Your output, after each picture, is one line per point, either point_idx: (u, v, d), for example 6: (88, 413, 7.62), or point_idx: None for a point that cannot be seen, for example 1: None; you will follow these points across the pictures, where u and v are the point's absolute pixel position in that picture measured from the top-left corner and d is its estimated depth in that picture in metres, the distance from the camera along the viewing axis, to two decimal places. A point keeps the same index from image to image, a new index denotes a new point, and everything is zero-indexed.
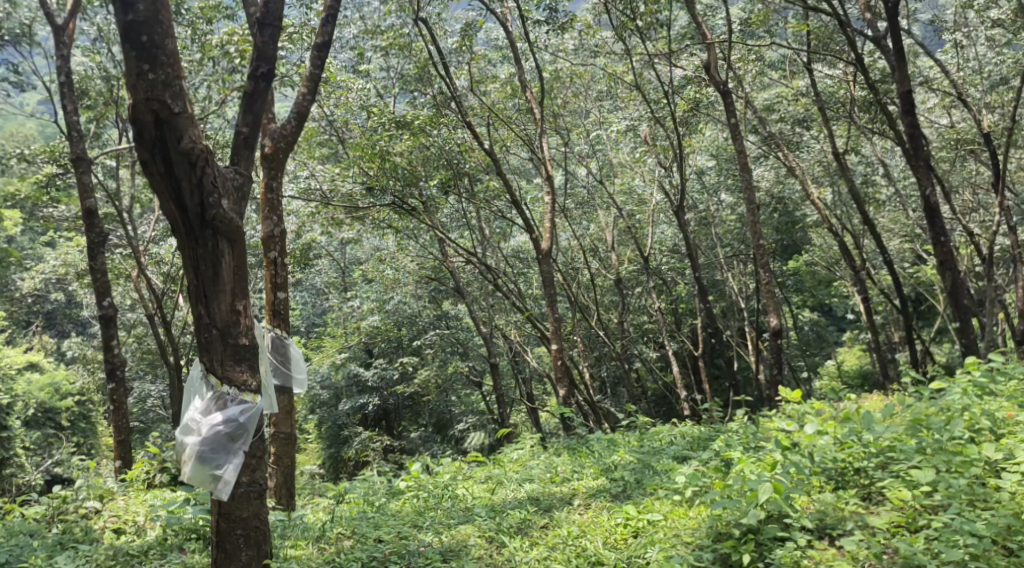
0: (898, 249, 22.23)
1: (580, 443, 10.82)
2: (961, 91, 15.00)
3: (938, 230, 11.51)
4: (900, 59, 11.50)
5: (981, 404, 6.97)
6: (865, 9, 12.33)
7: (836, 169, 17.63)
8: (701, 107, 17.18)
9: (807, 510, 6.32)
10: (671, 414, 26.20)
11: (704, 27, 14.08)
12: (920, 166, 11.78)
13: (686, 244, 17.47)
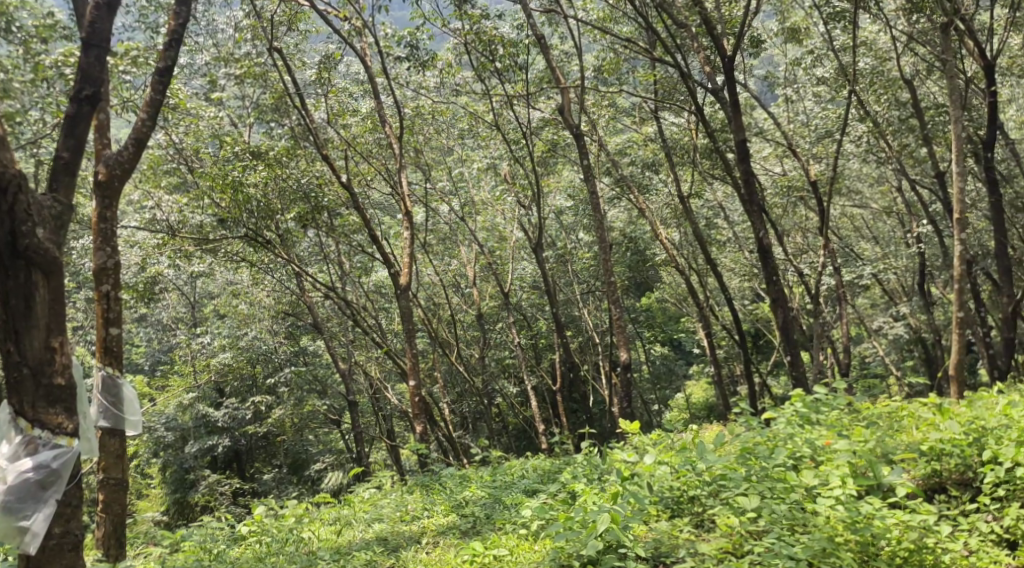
0: (740, 287, 23.47)
1: (433, 480, 10.72)
2: (792, 142, 16.07)
3: (771, 270, 12.22)
4: (736, 109, 12.20)
5: (804, 432, 7.40)
6: (706, 62, 13.02)
7: (683, 212, 18.47)
8: (557, 148, 17.61)
9: (644, 540, 6.52)
10: (529, 449, 26.44)
11: (559, 71, 14.47)
12: (754, 211, 12.48)
13: (544, 281, 17.75)
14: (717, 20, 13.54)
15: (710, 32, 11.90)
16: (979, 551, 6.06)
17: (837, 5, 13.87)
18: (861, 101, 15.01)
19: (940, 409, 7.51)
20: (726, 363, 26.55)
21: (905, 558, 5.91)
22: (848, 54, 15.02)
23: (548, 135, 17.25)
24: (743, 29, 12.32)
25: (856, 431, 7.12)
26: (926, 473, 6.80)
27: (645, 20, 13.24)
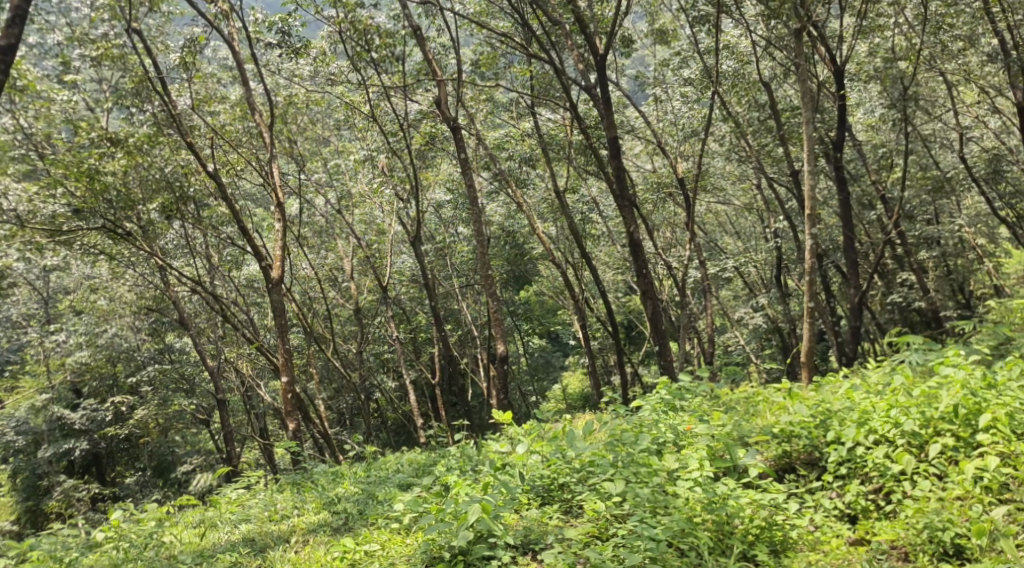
0: (613, 280, 24.06)
1: (305, 478, 10.49)
2: (660, 140, 16.56)
3: (641, 264, 12.58)
4: (607, 106, 12.49)
5: (668, 418, 7.69)
6: (579, 60, 13.24)
7: (559, 206, 18.75)
8: (435, 140, 17.51)
9: (514, 528, 6.63)
10: (407, 443, 26.29)
11: (435, 63, 14.37)
12: (625, 205, 12.80)
13: (422, 275, 17.63)
14: (590, 18, 13.77)
15: (583, 30, 12.10)
16: (824, 527, 6.43)
17: (702, 8, 14.38)
18: (723, 102, 15.66)
19: (791, 393, 7.93)
20: (601, 355, 27.20)
21: (757, 535, 6.26)
22: (713, 56, 15.65)
23: (426, 128, 17.17)
24: (615, 28, 12.58)
25: (715, 416, 7.47)
26: (778, 454, 7.20)
27: (520, 16, 13.32)
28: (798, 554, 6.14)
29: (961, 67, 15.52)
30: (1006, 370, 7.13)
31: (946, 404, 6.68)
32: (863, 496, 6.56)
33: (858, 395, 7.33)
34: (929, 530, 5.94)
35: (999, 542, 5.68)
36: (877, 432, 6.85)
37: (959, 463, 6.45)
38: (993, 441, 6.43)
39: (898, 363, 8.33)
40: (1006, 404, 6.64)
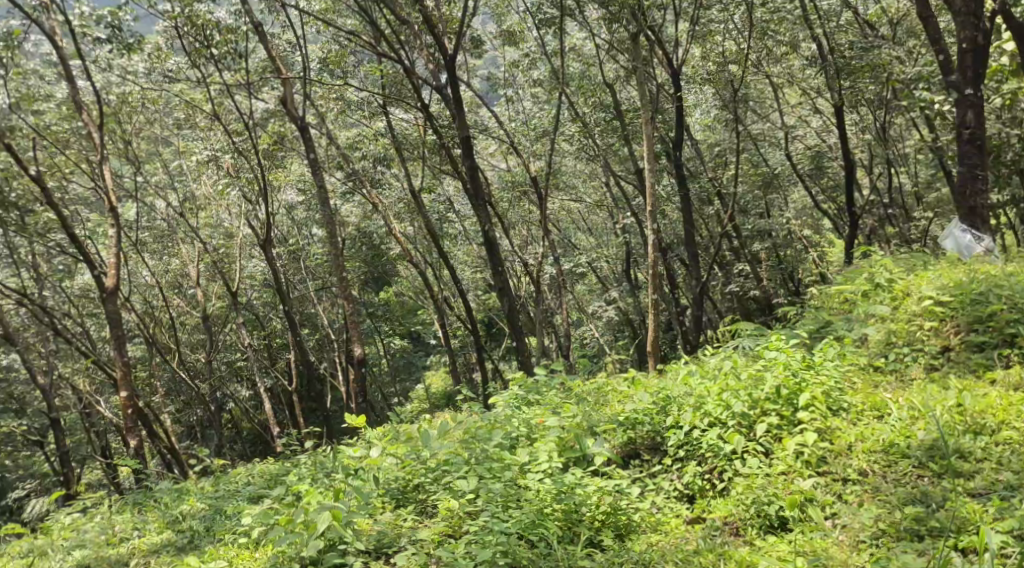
0: (471, 279, 24.16)
1: (148, 496, 9.97)
2: (512, 139, 16.75)
3: (496, 262, 12.69)
4: (458, 107, 12.51)
5: (521, 412, 7.88)
6: (429, 61, 13.19)
7: (414, 206, 18.64)
8: (283, 140, 17.02)
9: (367, 533, 6.54)
10: (265, 453, 25.50)
11: (281, 61, 13.95)
12: (480, 205, 12.88)
13: (274, 279, 17.06)
14: (437, 18, 13.76)
15: (431, 31, 12.04)
16: (664, 508, 6.67)
17: (547, 11, 14.65)
18: (571, 102, 16.04)
19: (635, 382, 8.26)
20: (461, 353, 27.26)
21: (603, 521, 6.44)
22: (558, 59, 16.02)
23: (274, 127, 16.69)
24: (463, 29, 12.61)
25: (564, 408, 7.69)
26: (624, 441, 7.48)
27: (367, 14, 13.10)
28: (640, 537, 6.33)
29: (785, 70, 16.57)
30: (823, 353, 7.69)
31: (771, 385, 7.13)
32: (699, 476, 6.85)
33: (695, 380, 7.73)
34: (756, 505, 6.24)
35: (814, 512, 5.98)
36: (712, 414, 7.20)
37: (783, 440, 6.85)
38: (812, 418, 6.87)
39: (733, 349, 8.84)
40: (823, 383, 7.16)
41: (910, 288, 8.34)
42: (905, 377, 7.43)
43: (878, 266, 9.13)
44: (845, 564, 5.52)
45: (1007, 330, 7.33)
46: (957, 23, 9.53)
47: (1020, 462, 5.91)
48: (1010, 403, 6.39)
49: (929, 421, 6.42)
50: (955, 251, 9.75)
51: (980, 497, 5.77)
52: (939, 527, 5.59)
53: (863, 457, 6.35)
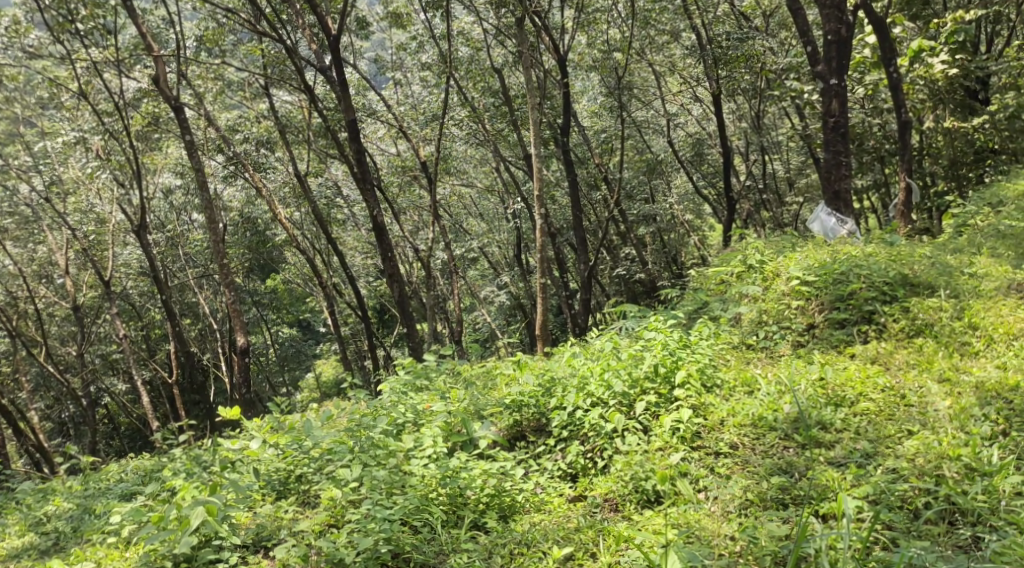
0: (361, 265, 23.80)
1: (11, 498, 9.41)
2: (401, 123, 16.56)
3: (384, 247, 12.52)
4: (344, 89, 12.24)
5: (408, 396, 7.85)
6: (312, 41, 12.84)
7: (300, 191, 18.18)
8: (158, 122, 16.28)
9: (245, 527, 6.39)
10: (145, 448, 24.50)
11: (153, 38, 13.30)
12: (367, 189, 12.67)
13: (151, 266, 16.33)
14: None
15: (314, 11, 11.74)
16: (548, 488, 6.76)
17: None
18: (459, 87, 15.99)
19: (521, 364, 8.35)
20: (352, 341, 26.84)
21: (487, 504, 6.49)
22: (446, 43, 15.90)
23: (147, 108, 15.94)
24: (347, 9, 12.33)
25: (450, 392, 7.69)
26: (510, 423, 7.55)
27: None
28: (523, 517, 6.40)
29: (667, 60, 16.99)
30: (699, 332, 7.96)
31: (649, 363, 7.35)
32: (581, 455, 6.97)
33: (578, 361, 7.88)
34: (634, 481, 6.40)
35: (686, 486, 6.16)
36: (594, 394, 7.34)
37: (660, 416, 7.03)
38: (688, 395, 7.08)
39: (617, 331, 9.05)
40: (698, 361, 7.41)
41: (780, 269, 8.73)
42: (775, 353, 7.76)
43: (751, 248, 9.51)
44: (716, 534, 5.71)
45: (866, 307, 7.76)
46: (821, 15, 9.97)
47: (875, 431, 6.21)
48: (867, 376, 6.74)
49: (794, 395, 6.71)
50: (820, 233, 10.26)
51: (839, 465, 6.06)
52: (801, 495, 5.88)
53: (734, 432, 6.57)
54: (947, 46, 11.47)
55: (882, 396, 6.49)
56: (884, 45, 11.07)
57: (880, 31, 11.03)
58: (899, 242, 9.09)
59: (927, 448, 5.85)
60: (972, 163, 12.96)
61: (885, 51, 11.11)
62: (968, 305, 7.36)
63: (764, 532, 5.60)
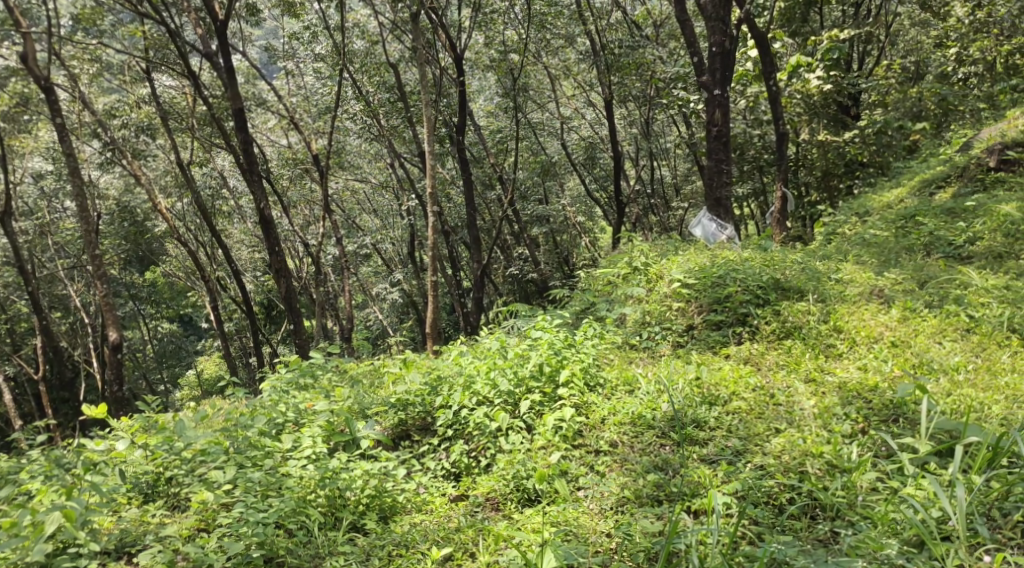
0: (248, 259, 23.10)
1: None
2: (292, 114, 16.15)
3: (271, 240, 12.15)
4: (231, 78, 11.81)
5: (289, 395, 7.64)
6: (197, 25, 12.33)
7: (183, 181, 17.49)
8: (27, 103, 15.31)
9: (108, 532, 6.06)
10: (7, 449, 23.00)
11: (21, 14, 12.47)
12: (254, 181, 12.24)
13: (16, 256, 15.34)
14: None
15: None
16: (430, 487, 6.69)
17: None
18: (352, 81, 15.73)
19: (407, 363, 8.25)
20: (237, 337, 26.00)
21: (367, 505, 6.40)
22: (340, 35, 15.58)
23: (15, 87, 14.97)
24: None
25: (334, 391, 7.53)
26: (395, 423, 7.46)
27: None
28: (403, 518, 6.34)
29: (562, 63, 17.20)
30: (584, 332, 8.08)
31: (534, 362, 7.42)
32: (465, 454, 6.95)
33: (465, 360, 7.88)
34: (516, 480, 6.42)
35: (564, 484, 6.23)
36: (480, 394, 7.34)
37: (544, 415, 7.09)
38: (571, 394, 7.17)
39: (506, 330, 9.09)
40: (581, 360, 7.51)
41: (664, 271, 8.97)
42: (656, 353, 7.93)
43: (636, 251, 9.70)
44: (592, 532, 5.80)
45: (740, 309, 8.05)
46: (707, 27, 10.26)
47: (746, 429, 6.43)
48: (740, 376, 6.98)
49: (671, 395, 6.88)
50: (702, 238, 10.57)
51: (711, 462, 6.24)
52: (675, 491, 6.03)
53: (614, 430, 6.69)
54: (823, 63, 12.02)
55: (752, 395, 6.72)
56: (765, 59, 11.51)
57: (762, 45, 11.45)
58: (773, 249, 9.47)
59: (792, 445, 6.09)
60: (844, 174, 13.74)
61: (766, 64, 11.54)
62: (833, 309, 7.74)
63: (638, 529, 5.72)
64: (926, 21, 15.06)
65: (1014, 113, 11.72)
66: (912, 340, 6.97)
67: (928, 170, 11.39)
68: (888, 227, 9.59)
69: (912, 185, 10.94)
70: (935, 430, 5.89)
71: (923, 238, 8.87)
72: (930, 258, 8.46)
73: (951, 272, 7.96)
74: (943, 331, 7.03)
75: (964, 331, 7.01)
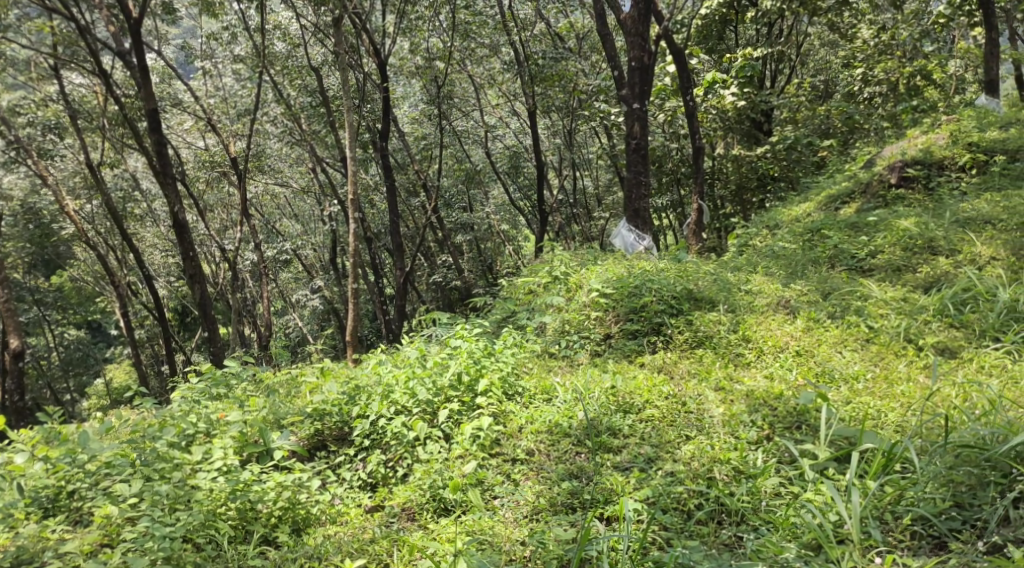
0: (162, 264, 22.43)
1: None
2: (209, 116, 15.79)
3: (185, 244, 11.83)
4: (145, 77, 11.46)
5: (201, 405, 7.47)
6: (110, 22, 11.96)
7: (94, 183, 16.89)
8: None
9: (4, 550, 5.81)
10: None
11: None
12: (167, 184, 11.91)
13: None
14: None
15: None
16: (345, 498, 6.61)
17: None
18: (272, 83, 15.49)
19: (325, 372, 8.15)
20: (149, 344, 25.19)
21: (280, 517, 6.30)
22: (260, 36, 15.32)
23: None
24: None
25: (249, 401, 7.38)
26: (311, 433, 7.35)
27: None
28: (317, 530, 6.26)
29: (487, 73, 17.29)
30: (503, 342, 8.12)
31: (453, 372, 7.41)
32: (382, 465, 6.89)
33: (384, 369, 7.82)
34: (432, 489, 6.41)
35: (478, 494, 6.25)
36: (398, 403, 7.30)
37: (462, 424, 7.10)
38: (489, 403, 7.19)
39: (426, 339, 9.08)
40: (500, 369, 7.54)
41: (583, 281, 9.11)
42: (574, 361, 8.01)
43: (556, 261, 9.82)
44: (507, 540, 5.83)
45: (655, 319, 8.24)
46: (626, 42, 10.46)
47: (658, 436, 6.55)
48: (654, 384, 7.11)
49: (587, 403, 6.98)
50: (622, 248, 10.77)
51: (624, 469, 6.35)
52: (589, 499, 6.11)
53: (531, 438, 6.75)
54: (737, 80, 12.43)
55: (665, 403, 6.86)
56: (683, 75, 11.79)
57: (679, 61, 11.73)
58: (687, 260, 9.70)
59: (701, 451, 6.25)
60: (755, 189, 14.13)
61: (683, 79, 11.84)
62: (742, 319, 7.98)
63: (551, 536, 5.78)
64: (834, 42, 15.70)
65: (913, 132, 12.26)
66: (816, 349, 7.24)
67: (835, 185, 11.84)
68: (796, 240, 9.95)
69: (820, 200, 11.37)
70: (834, 436, 6.12)
71: (828, 251, 9.22)
72: (835, 271, 8.79)
73: (853, 284, 8.29)
74: (844, 341, 7.33)
75: (864, 341, 7.32)
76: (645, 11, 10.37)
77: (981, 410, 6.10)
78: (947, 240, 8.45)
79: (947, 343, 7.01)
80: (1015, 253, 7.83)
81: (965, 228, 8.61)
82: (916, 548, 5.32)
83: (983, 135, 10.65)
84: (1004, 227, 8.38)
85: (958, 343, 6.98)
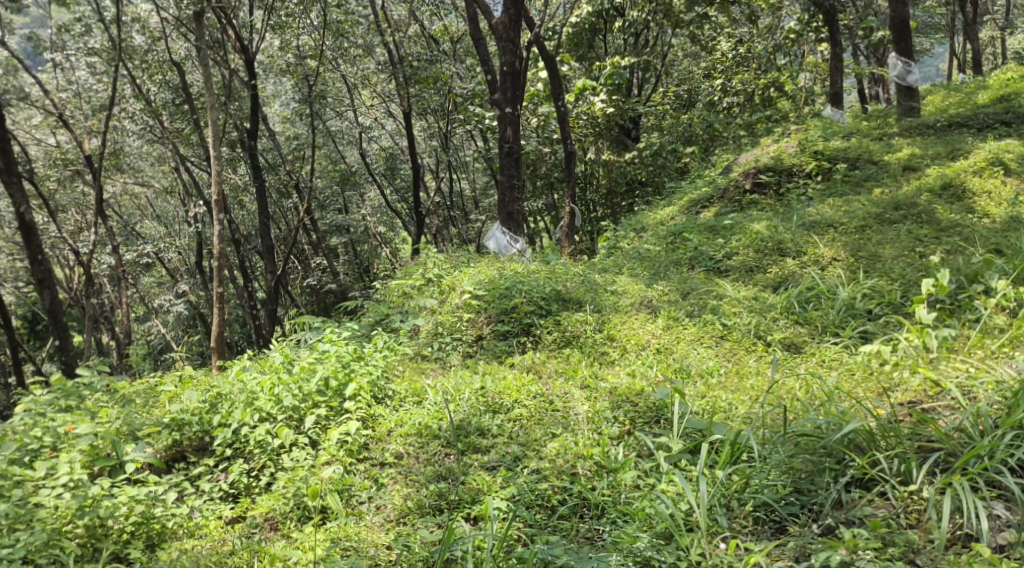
0: (8, 268, 20.96)
1: None
2: (60, 111, 14.87)
3: (33, 247, 11.08)
4: None
5: (48, 419, 7.03)
6: None
7: None
8: None
9: None
10: None
11: None
12: (12, 182, 11.12)
13: None
14: None
15: None
16: (204, 510, 6.38)
17: None
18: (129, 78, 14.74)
19: (186, 381, 7.83)
20: None
21: (132, 533, 6.04)
22: (116, 29, 14.55)
23: None
24: None
25: (100, 412, 7.02)
26: (168, 444, 7.05)
27: None
28: (172, 544, 6.02)
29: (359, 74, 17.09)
30: (372, 346, 8.05)
31: (320, 377, 7.28)
32: (245, 474, 6.69)
33: (248, 375, 7.61)
34: (296, 497, 6.27)
35: (341, 500, 6.17)
36: (262, 410, 7.11)
37: (329, 430, 7.01)
38: (357, 408, 7.12)
39: (295, 344, 8.87)
40: (369, 372, 7.48)
41: (455, 283, 9.16)
42: (446, 364, 8.01)
43: (429, 264, 9.79)
44: (372, 545, 5.80)
45: (524, 320, 8.37)
46: (498, 47, 10.55)
47: (525, 435, 6.66)
48: (522, 384, 7.21)
49: (456, 405, 7.01)
50: (494, 250, 10.84)
51: (491, 468, 6.42)
52: (456, 500, 6.13)
53: (399, 441, 6.72)
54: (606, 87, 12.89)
55: (532, 402, 6.98)
56: (554, 81, 11.98)
57: (550, 67, 11.90)
58: (557, 262, 9.88)
59: (565, 448, 6.39)
60: (624, 193, 14.54)
61: (554, 86, 12.04)
62: (607, 319, 8.21)
63: (416, 539, 5.77)
64: (696, 53, 16.38)
65: (766, 141, 12.93)
66: (674, 347, 7.53)
67: (697, 190, 12.34)
68: (660, 242, 10.32)
69: (683, 204, 11.82)
70: (688, 430, 6.39)
71: (689, 253, 9.61)
72: (694, 272, 9.16)
73: (710, 284, 8.67)
74: (700, 338, 7.65)
75: (718, 338, 7.67)
76: (516, 17, 10.50)
77: (822, 400, 6.49)
78: (794, 242, 8.96)
79: (793, 339, 7.42)
80: (854, 254, 8.39)
81: (811, 231, 9.15)
82: (759, 533, 5.61)
83: (828, 144, 11.39)
84: (844, 230, 8.97)
85: (802, 339, 7.41)
